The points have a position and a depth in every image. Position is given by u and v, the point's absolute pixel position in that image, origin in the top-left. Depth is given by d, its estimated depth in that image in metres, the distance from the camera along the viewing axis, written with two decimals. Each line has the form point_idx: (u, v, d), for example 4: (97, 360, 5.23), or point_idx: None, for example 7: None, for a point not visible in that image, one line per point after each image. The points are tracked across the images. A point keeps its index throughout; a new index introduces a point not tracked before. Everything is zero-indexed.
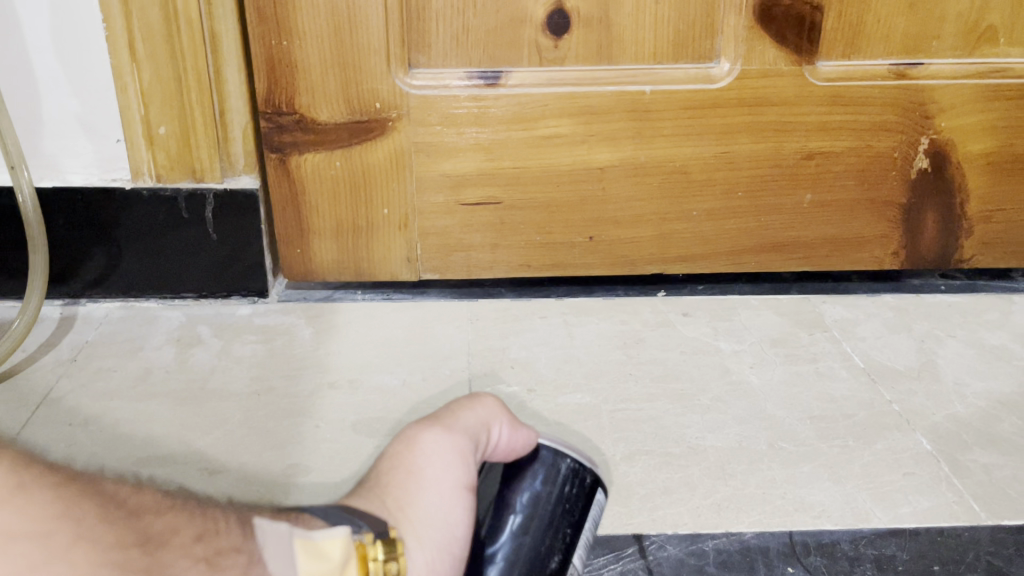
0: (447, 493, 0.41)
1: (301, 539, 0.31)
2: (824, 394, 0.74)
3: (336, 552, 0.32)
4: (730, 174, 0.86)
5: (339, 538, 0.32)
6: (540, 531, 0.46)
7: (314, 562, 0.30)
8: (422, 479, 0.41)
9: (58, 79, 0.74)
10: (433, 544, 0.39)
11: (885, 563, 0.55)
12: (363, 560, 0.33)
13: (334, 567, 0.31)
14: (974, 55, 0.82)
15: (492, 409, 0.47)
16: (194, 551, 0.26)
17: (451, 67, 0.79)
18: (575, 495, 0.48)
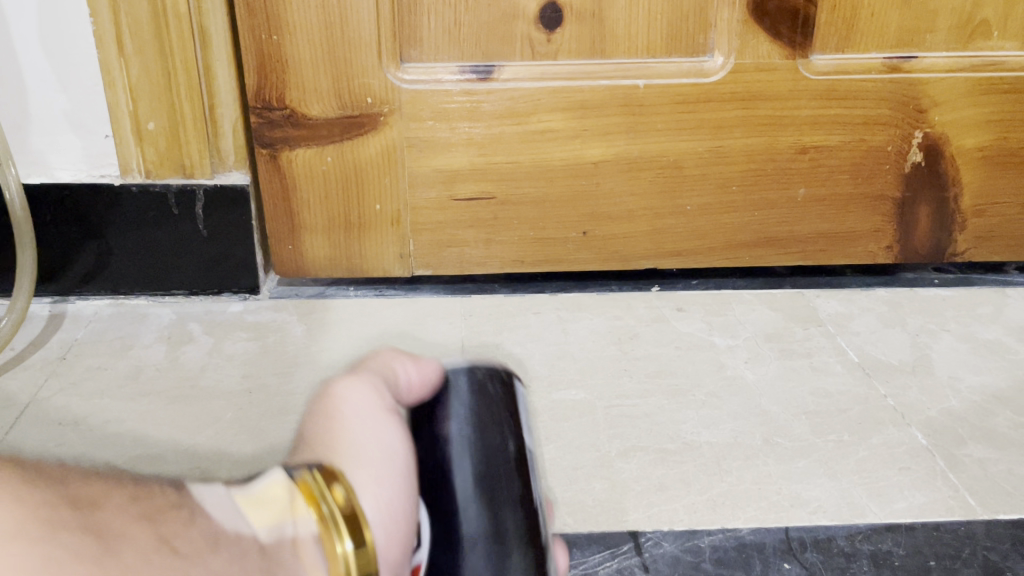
0: (383, 428, 0.37)
1: (238, 495, 0.28)
2: (819, 389, 0.74)
3: (281, 492, 0.29)
4: (724, 169, 0.85)
5: (275, 480, 0.30)
6: (485, 441, 0.40)
7: (260, 509, 0.28)
8: (348, 427, 0.36)
9: (45, 74, 0.73)
10: (382, 472, 0.35)
11: (882, 558, 0.55)
12: (312, 495, 0.30)
13: (286, 504, 0.29)
14: (967, 48, 0.82)
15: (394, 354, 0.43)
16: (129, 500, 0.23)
17: (444, 61, 0.78)
18: (494, 398, 0.41)
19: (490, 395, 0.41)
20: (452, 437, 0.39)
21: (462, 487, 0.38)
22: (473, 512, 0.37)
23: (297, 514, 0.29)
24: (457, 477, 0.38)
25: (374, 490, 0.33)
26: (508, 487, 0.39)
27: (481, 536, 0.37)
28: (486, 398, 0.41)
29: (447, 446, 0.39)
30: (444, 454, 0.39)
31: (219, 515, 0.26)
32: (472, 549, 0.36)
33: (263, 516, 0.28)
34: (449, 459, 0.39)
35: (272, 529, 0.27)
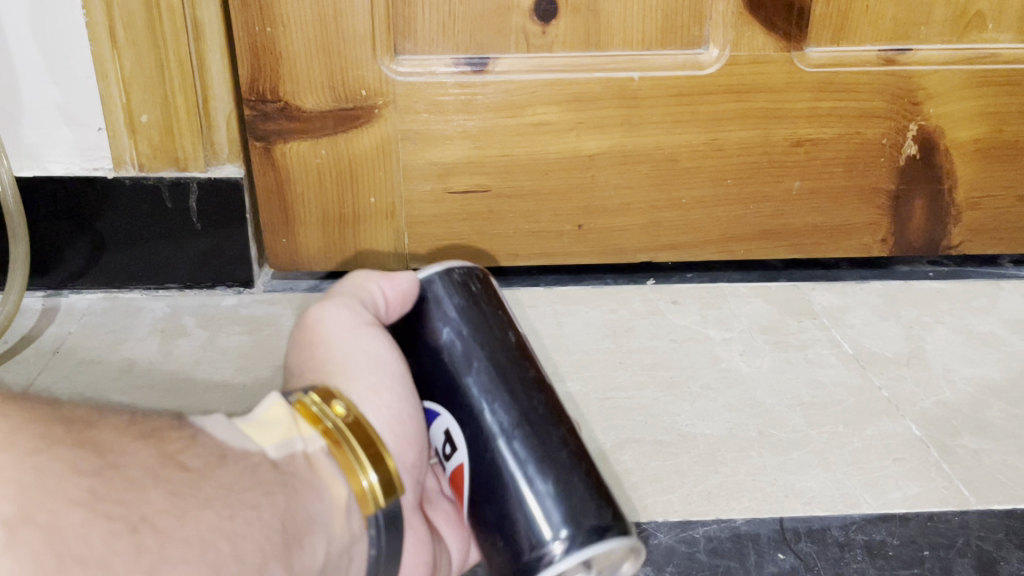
0: (370, 346, 0.47)
1: (246, 423, 0.37)
2: (813, 380, 0.74)
3: (282, 414, 0.38)
4: (719, 162, 0.85)
5: (275, 404, 0.39)
6: (479, 337, 0.49)
7: (268, 430, 0.37)
8: (342, 349, 0.46)
9: (37, 68, 0.72)
10: (371, 378, 0.45)
11: (876, 548, 0.55)
12: (314, 415, 0.40)
13: (289, 424, 0.38)
14: (962, 41, 0.82)
15: (368, 274, 0.51)
16: (131, 433, 0.31)
17: (438, 53, 0.78)
18: (478, 292, 0.51)
19: (471, 290, 0.51)
20: (451, 340, 0.49)
21: (479, 388, 0.47)
22: (494, 407, 0.47)
23: (302, 432, 0.38)
24: (468, 384, 0.48)
25: (372, 400, 0.44)
26: (512, 373, 0.48)
27: (510, 426, 0.46)
28: (470, 297, 0.51)
29: (449, 349, 0.49)
30: (449, 359, 0.49)
31: (235, 441, 0.35)
32: (506, 439, 0.46)
33: (270, 436, 0.37)
34: (457, 370, 0.48)
35: (280, 446, 0.36)
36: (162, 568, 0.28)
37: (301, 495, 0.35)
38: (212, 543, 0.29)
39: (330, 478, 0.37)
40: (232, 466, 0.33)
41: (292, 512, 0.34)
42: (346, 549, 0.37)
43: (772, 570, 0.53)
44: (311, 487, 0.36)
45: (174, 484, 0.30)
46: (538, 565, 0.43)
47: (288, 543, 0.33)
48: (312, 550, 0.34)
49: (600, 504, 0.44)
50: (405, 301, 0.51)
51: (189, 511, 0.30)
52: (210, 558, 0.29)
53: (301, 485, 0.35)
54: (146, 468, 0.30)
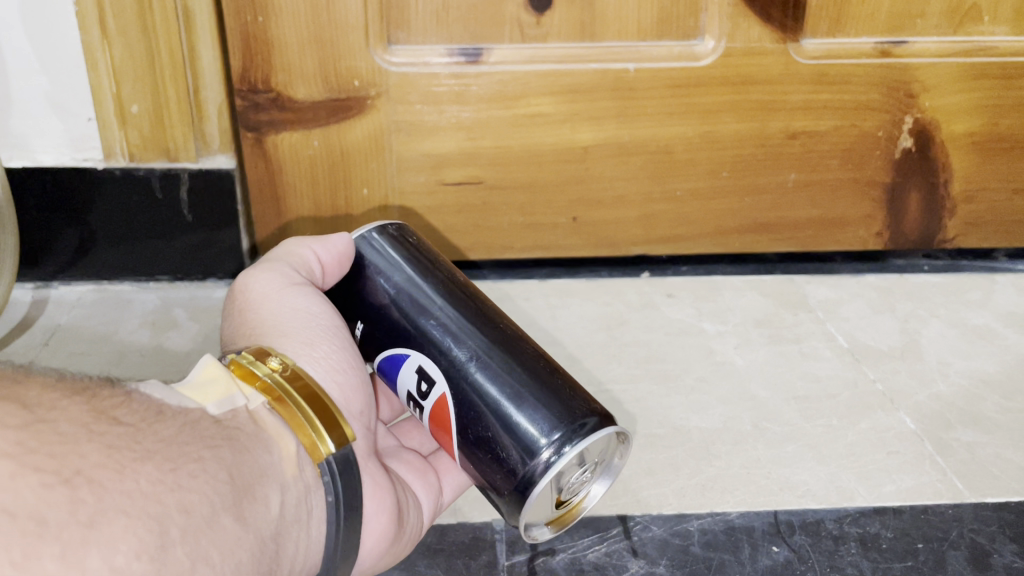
0: (305, 305, 0.50)
1: (183, 386, 0.39)
2: (807, 373, 0.74)
3: (219, 372, 0.41)
4: (713, 154, 0.85)
5: (209, 364, 0.41)
6: (422, 281, 0.51)
7: (205, 390, 0.39)
8: (277, 310, 0.49)
9: (27, 55, 0.71)
10: (304, 331, 0.48)
11: (869, 540, 0.55)
12: (250, 374, 0.42)
13: (228, 381, 0.40)
14: (958, 33, 0.82)
15: (297, 240, 0.54)
16: (63, 389, 0.32)
17: (431, 44, 0.77)
18: (410, 244, 0.54)
19: (413, 248, 0.54)
20: (399, 290, 0.51)
21: (437, 327, 0.49)
22: (460, 340, 0.49)
23: (242, 390, 0.41)
24: (431, 326, 0.49)
25: (307, 352, 0.47)
26: (466, 308, 0.50)
27: (473, 352, 0.48)
28: (412, 253, 0.53)
29: (399, 299, 0.51)
30: (403, 310, 0.51)
31: (176, 400, 0.37)
32: (473, 364, 0.48)
33: (210, 395, 0.39)
34: (418, 315, 0.50)
35: (221, 403, 0.39)
36: (98, 522, 0.29)
37: (247, 449, 0.37)
38: (155, 495, 0.31)
39: (276, 432, 0.40)
40: (172, 422, 0.35)
41: (239, 463, 0.36)
42: (303, 498, 0.40)
43: (766, 563, 0.53)
44: (256, 441, 0.38)
45: (110, 439, 0.32)
46: (534, 469, 0.44)
47: (236, 495, 0.35)
48: (265, 501, 0.37)
49: (577, 403, 0.46)
50: (340, 263, 0.53)
51: (127, 465, 0.31)
52: (153, 510, 0.31)
53: (248, 439, 0.38)
54: (79, 422, 0.31)
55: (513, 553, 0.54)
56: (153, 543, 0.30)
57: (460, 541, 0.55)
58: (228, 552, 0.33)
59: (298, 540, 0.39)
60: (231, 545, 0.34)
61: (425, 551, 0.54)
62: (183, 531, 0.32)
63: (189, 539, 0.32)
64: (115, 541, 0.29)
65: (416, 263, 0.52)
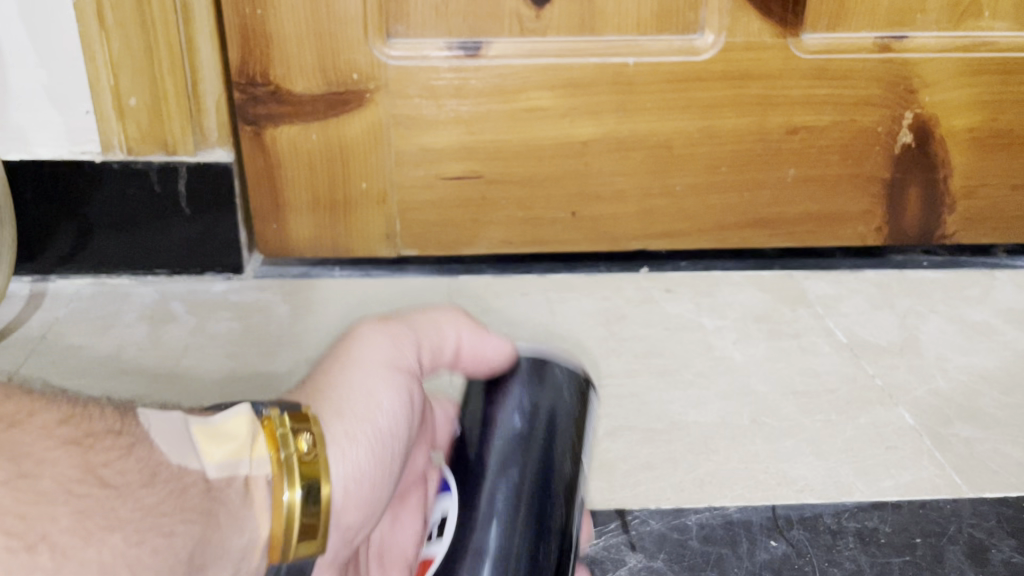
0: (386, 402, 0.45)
1: (200, 426, 0.37)
2: (806, 369, 0.74)
3: (241, 429, 0.38)
4: (713, 149, 0.85)
5: (238, 414, 0.38)
6: (522, 453, 0.44)
7: (217, 442, 0.37)
8: (362, 387, 0.45)
9: (24, 47, 0.71)
10: (356, 420, 0.43)
11: (868, 535, 0.55)
12: (273, 441, 0.38)
13: (244, 443, 0.38)
14: (958, 29, 0.82)
15: (461, 323, 0.51)
16: (58, 434, 0.31)
17: (431, 37, 0.77)
18: (564, 402, 0.46)
19: (560, 397, 0.46)
20: (497, 431, 0.45)
21: (486, 492, 0.43)
22: (493, 527, 0.42)
23: (253, 453, 0.38)
24: (487, 487, 0.43)
25: (342, 446, 0.42)
26: (533, 507, 0.43)
27: (492, 549, 0.42)
28: (551, 410, 0.46)
29: (485, 443, 0.45)
30: (484, 449, 0.45)
31: (173, 455, 0.35)
32: (478, 559, 0.42)
33: (219, 449, 0.37)
34: (491, 472, 0.44)
35: (223, 464, 0.36)
36: None
37: (220, 529, 0.35)
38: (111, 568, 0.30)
39: (258, 512, 0.37)
40: (158, 489, 0.33)
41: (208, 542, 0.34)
42: None
43: (764, 558, 0.53)
44: (232, 521, 0.35)
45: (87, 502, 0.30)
46: None
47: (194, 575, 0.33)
48: None
49: None
50: (476, 362, 0.49)
51: (95, 533, 0.30)
52: None
53: (226, 517, 0.35)
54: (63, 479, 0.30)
55: None
56: None
57: None
58: None
59: None
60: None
61: None
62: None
63: None
64: None
65: (530, 429, 0.45)
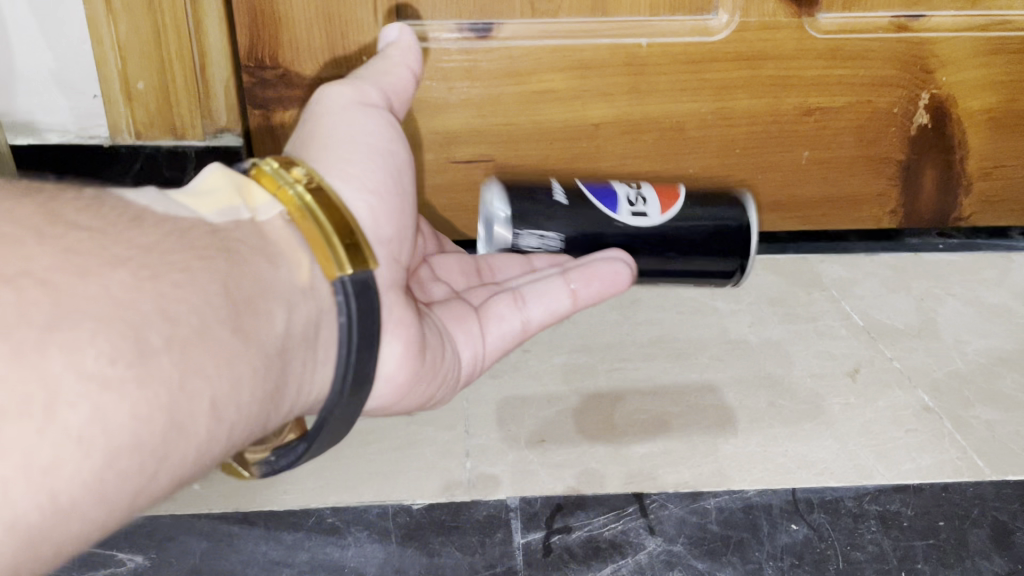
0: (377, 176, 0.44)
1: (186, 193, 0.37)
2: (823, 352, 0.73)
3: (220, 181, 0.39)
4: (727, 130, 0.84)
5: (216, 175, 0.39)
6: None
7: (207, 198, 0.37)
8: (321, 120, 0.46)
9: (31, 29, 0.70)
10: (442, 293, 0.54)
11: (890, 519, 0.54)
12: (273, 180, 0.39)
13: (233, 192, 0.38)
14: (977, 8, 0.80)
15: (412, 33, 0.52)
16: (37, 234, 0.28)
17: (442, 18, 0.76)
18: None
19: None
20: None
21: None
22: None
23: (247, 204, 0.38)
24: None
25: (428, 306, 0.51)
26: None
27: None
28: None
29: None
30: None
31: (178, 208, 0.35)
32: None
33: (211, 203, 0.37)
34: None
35: (223, 212, 0.37)
36: (62, 325, 0.27)
37: (251, 264, 0.35)
38: (127, 302, 0.29)
39: (288, 248, 0.37)
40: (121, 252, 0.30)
41: (224, 342, 0.31)
42: (315, 319, 0.37)
43: (785, 541, 0.52)
44: (263, 253, 0.36)
45: (88, 265, 0.29)
46: None
47: (178, 400, 0.29)
48: (268, 316, 0.34)
49: None
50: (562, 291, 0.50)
51: (97, 273, 0.29)
52: (126, 317, 0.28)
53: (250, 253, 0.35)
54: (136, 244, 0.31)
55: (529, 531, 0.53)
56: (127, 349, 0.28)
57: (475, 519, 0.53)
58: (230, 366, 0.31)
59: (304, 365, 0.36)
60: (197, 445, 0.30)
61: (439, 529, 0.53)
62: (87, 438, 0.26)
63: (181, 348, 0.29)
64: (82, 345, 0.27)
65: None
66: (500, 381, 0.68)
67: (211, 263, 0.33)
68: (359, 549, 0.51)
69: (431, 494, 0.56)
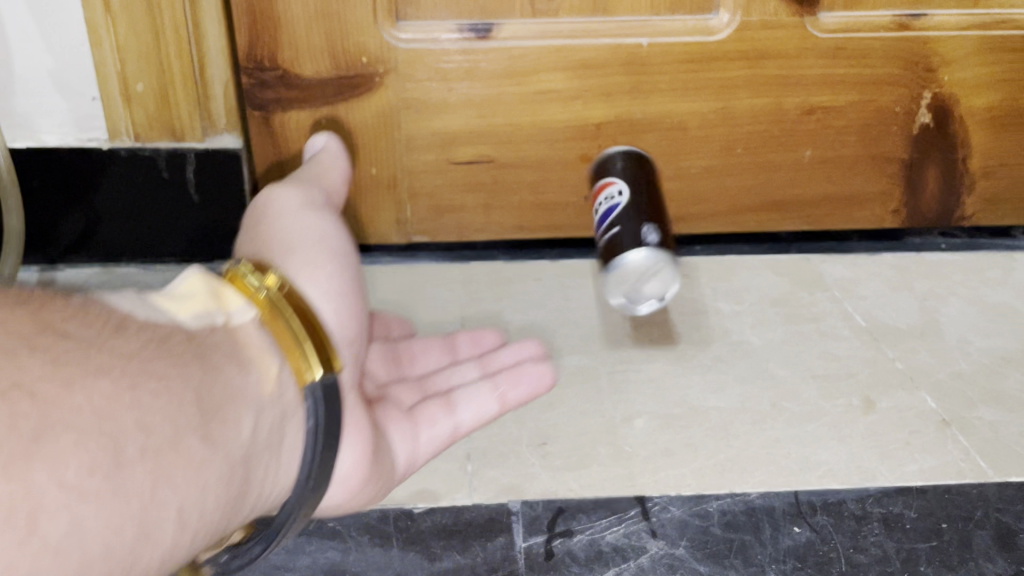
0: (339, 278, 0.54)
1: (166, 296, 0.46)
2: (826, 353, 0.73)
3: (197, 286, 0.47)
4: (728, 130, 0.83)
5: (192, 278, 0.47)
6: None
7: (181, 302, 0.46)
8: (275, 225, 0.55)
9: (29, 32, 0.70)
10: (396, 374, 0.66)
11: (894, 521, 0.54)
12: (248, 287, 0.48)
13: (204, 299, 0.46)
14: (978, 6, 0.80)
15: (344, 159, 0.64)
16: (26, 362, 0.36)
17: (441, 18, 0.76)
18: None
19: None
20: None
21: None
22: None
23: (222, 308, 0.47)
24: None
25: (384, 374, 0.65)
26: None
27: None
28: None
29: None
30: None
31: (153, 313, 0.44)
32: None
33: (188, 307, 0.46)
34: None
35: (197, 316, 0.45)
36: (45, 438, 0.35)
37: (216, 375, 0.43)
38: (109, 416, 0.37)
39: (258, 352, 0.46)
40: (133, 340, 0.41)
41: (195, 450, 0.40)
42: (278, 424, 0.46)
43: (788, 544, 0.52)
44: (223, 368, 0.44)
45: (77, 379, 0.37)
46: None
47: (150, 510, 0.38)
48: (235, 424, 0.43)
49: None
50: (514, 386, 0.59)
51: (85, 387, 0.37)
52: (110, 430, 0.37)
53: (218, 360, 0.44)
54: (121, 354, 0.39)
55: (530, 534, 0.52)
56: (109, 462, 0.36)
57: (476, 522, 0.53)
58: (185, 475, 0.39)
59: (267, 468, 0.46)
60: (163, 549, 0.39)
61: (440, 533, 0.52)
62: (65, 545, 0.34)
63: (153, 456, 0.38)
64: (67, 459, 0.35)
65: None
66: None
67: (185, 374, 0.41)
68: (360, 553, 0.51)
69: (433, 498, 0.55)
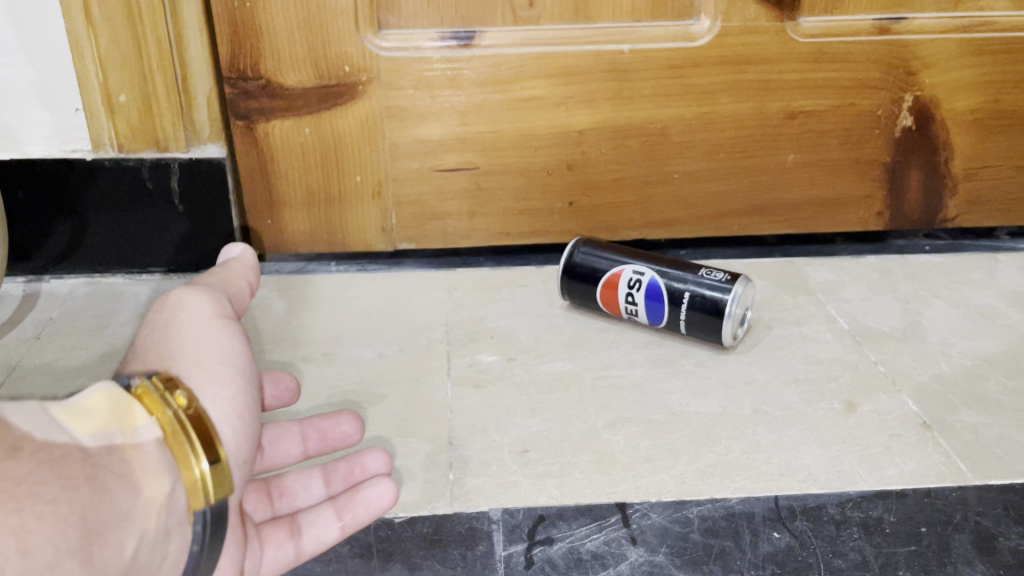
0: (242, 399, 0.48)
1: (62, 409, 0.40)
2: (808, 357, 0.73)
3: (101, 401, 0.41)
4: (711, 135, 0.84)
5: (98, 393, 0.41)
6: None
7: (80, 420, 0.40)
8: (181, 334, 0.48)
9: (10, 43, 0.70)
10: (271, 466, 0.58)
11: (873, 525, 0.54)
12: (154, 403, 0.42)
13: (110, 416, 0.40)
14: (958, 9, 0.80)
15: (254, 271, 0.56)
16: None
17: (422, 28, 0.76)
18: None
19: None
20: None
21: None
22: None
23: (125, 427, 0.41)
24: None
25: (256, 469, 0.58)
26: None
27: None
28: None
29: None
30: None
31: (43, 433, 0.38)
32: None
33: (88, 425, 0.40)
34: None
35: (97, 437, 0.39)
36: None
37: (108, 492, 0.38)
38: None
39: (152, 474, 0.40)
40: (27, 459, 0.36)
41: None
42: (161, 545, 0.40)
43: (767, 550, 0.52)
44: (120, 486, 0.39)
45: None
46: None
47: None
48: (117, 546, 0.38)
49: None
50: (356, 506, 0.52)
51: None
52: None
53: (112, 480, 0.39)
54: (8, 476, 0.35)
55: (510, 543, 0.53)
56: None
57: (456, 532, 0.53)
58: None
59: None
60: None
61: (420, 543, 0.53)
62: None
63: None
64: None
65: None
66: (484, 392, 0.68)
67: (76, 493, 0.37)
68: (340, 564, 0.51)
69: (413, 507, 0.56)
